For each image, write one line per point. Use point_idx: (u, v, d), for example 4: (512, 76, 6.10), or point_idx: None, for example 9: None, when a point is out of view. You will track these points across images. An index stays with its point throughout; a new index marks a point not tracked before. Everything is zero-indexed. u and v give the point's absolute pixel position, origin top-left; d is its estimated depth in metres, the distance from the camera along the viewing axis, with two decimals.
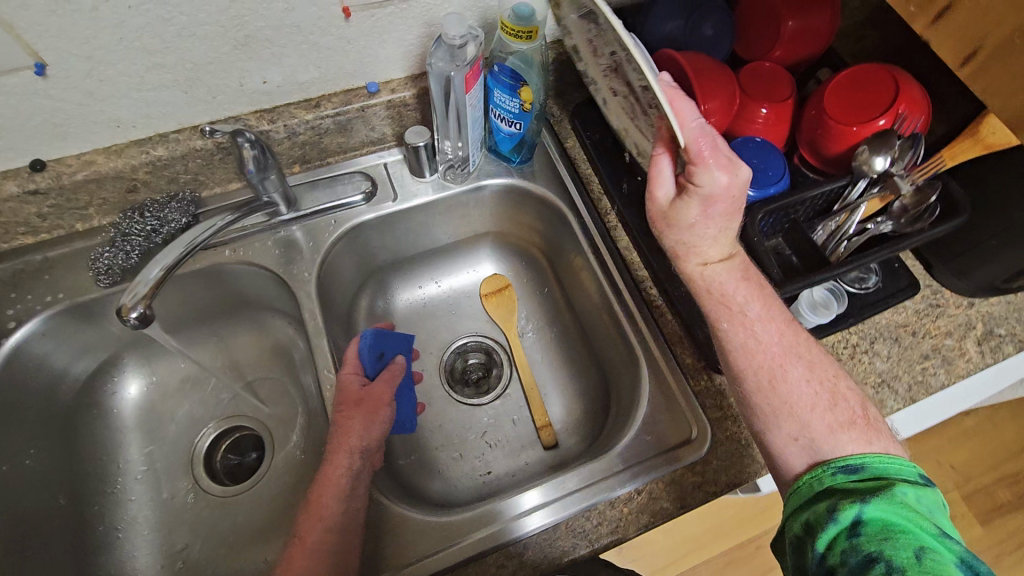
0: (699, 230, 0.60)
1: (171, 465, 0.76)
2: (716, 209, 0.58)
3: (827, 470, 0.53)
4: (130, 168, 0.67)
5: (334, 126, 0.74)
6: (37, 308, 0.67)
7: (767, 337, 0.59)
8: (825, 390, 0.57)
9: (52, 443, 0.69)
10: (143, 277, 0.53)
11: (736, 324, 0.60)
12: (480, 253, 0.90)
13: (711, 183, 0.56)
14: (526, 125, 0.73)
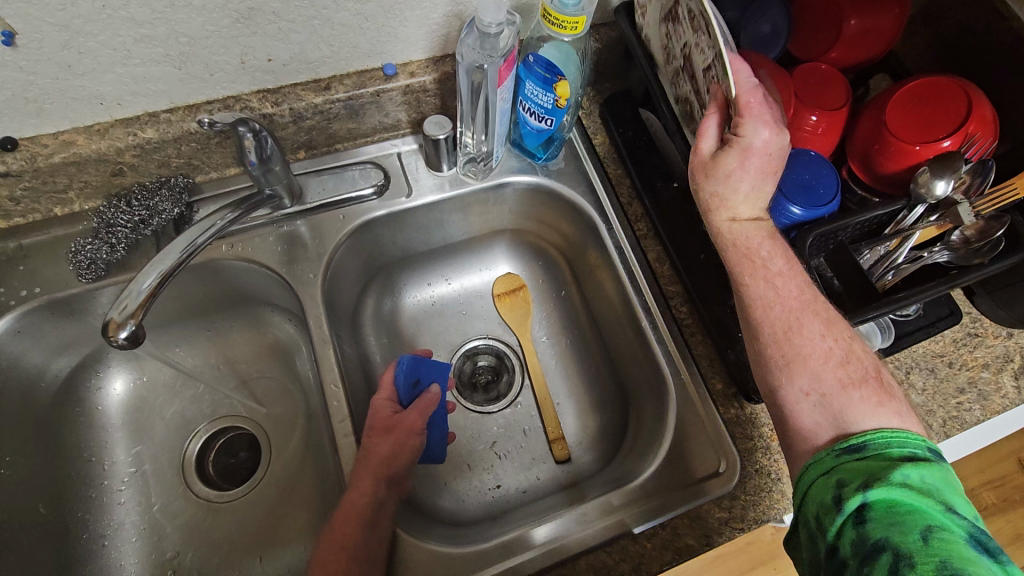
0: (736, 182, 0.55)
1: (161, 467, 0.70)
2: (758, 165, 0.54)
3: (831, 451, 0.48)
4: (115, 150, 0.60)
5: (345, 111, 0.67)
6: (10, 303, 0.61)
7: (786, 288, 0.54)
8: (841, 347, 0.52)
9: (32, 447, 0.64)
10: (134, 289, 0.48)
11: (753, 274, 0.55)
12: (496, 252, 0.84)
13: (759, 136, 0.53)
14: (558, 122, 0.67)
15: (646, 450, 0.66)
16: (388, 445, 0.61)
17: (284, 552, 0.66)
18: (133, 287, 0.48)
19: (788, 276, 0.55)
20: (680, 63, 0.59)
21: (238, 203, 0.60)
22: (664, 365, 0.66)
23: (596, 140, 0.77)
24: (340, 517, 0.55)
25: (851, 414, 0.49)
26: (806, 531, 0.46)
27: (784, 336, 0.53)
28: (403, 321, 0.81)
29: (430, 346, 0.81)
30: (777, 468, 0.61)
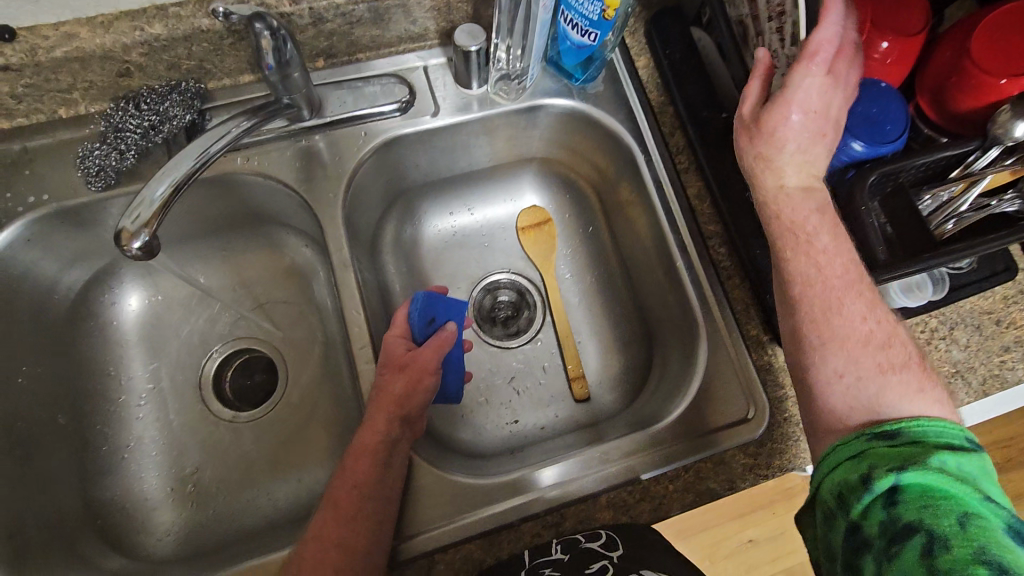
0: (782, 143, 0.51)
1: (178, 384, 0.70)
2: (804, 125, 0.50)
3: (861, 437, 0.44)
4: (121, 47, 0.55)
5: (369, 14, 0.61)
6: (18, 210, 0.58)
7: (833, 262, 0.50)
8: (881, 329, 0.49)
9: (48, 358, 0.63)
10: (147, 197, 0.45)
11: (805, 250, 0.51)
12: (523, 182, 0.80)
13: (807, 94, 0.49)
14: (603, 37, 0.61)
15: (671, 394, 0.64)
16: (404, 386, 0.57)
17: (302, 473, 0.66)
18: (145, 195, 0.45)
19: (834, 250, 0.51)
20: None
21: (253, 110, 0.55)
22: (697, 308, 0.64)
23: (639, 64, 0.72)
24: (361, 446, 0.54)
25: (889, 398, 0.46)
26: (822, 509, 0.43)
27: (827, 315, 0.50)
28: (423, 251, 0.78)
29: (450, 278, 0.78)
30: None
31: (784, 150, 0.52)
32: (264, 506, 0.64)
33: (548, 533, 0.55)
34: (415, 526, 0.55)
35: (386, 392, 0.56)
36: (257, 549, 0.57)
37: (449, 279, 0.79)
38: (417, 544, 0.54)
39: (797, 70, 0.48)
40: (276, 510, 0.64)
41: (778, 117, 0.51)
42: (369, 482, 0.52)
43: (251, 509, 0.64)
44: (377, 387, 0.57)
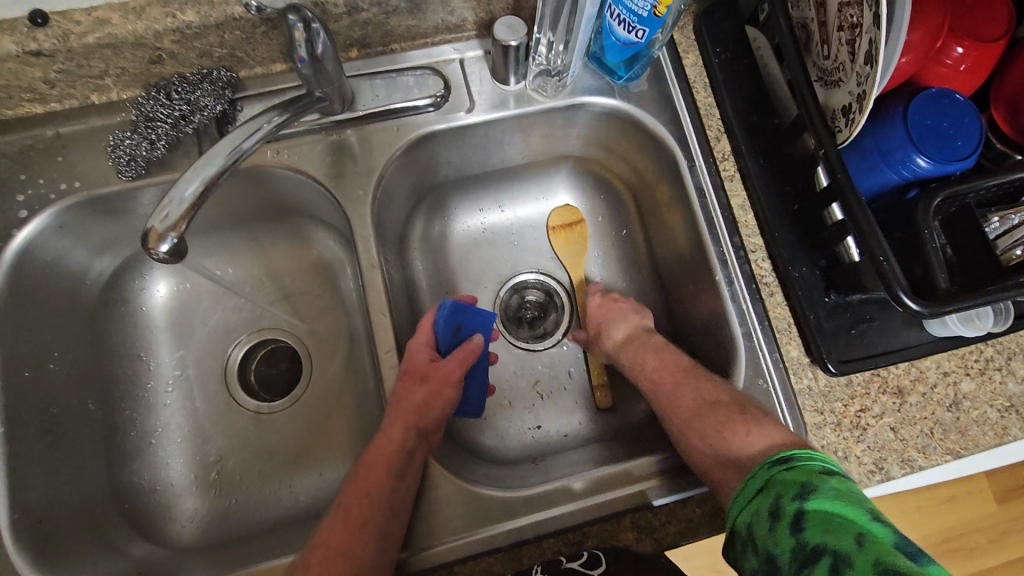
0: (641, 376, 0.62)
1: (204, 372, 0.70)
2: (618, 320, 0.69)
3: (765, 471, 0.43)
4: (153, 34, 0.53)
5: (406, 4, 0.58)
6: (51, 197, 0.57)
7: (683, 400, 0.57)
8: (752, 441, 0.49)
9: (77, 345, 0.62)
10: (176, 195, 0.43)
11: (662, 393, 0.59)
12: (556, 181, 0.77)
13: (636, 348, 0.65)
14: (651, 34, 0.58)
15: None
16: (423, 395, 0.57)
17: (321, 471, 0.66)
18: (174, 195, 0.44)
19: (679, 394, 0.57)
20: None
21: (285, 104, 0.54)
22: (735, 326, 0.61)
23: (686, 61, 0.68)
24: (380, 456, 0.53)
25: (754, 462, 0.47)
26: (740, 546, 0.41)
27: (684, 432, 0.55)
28: (451, 248, 0.76)
29: (478, 276, 0.77)
30: (844, 446, 0.57)
31: (642, 376, 0.62)
32: (284, 500, 0.65)
33: (570, 550, 0.54)
34: (429, 538, 0.54)
35: (403, 400, 0.56)
36: (275, 547, 0.57)
37: (476, 278, 0.77)
38: (429, 555, 0.54)
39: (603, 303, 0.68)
40: (295, 506, 0.64)
41: (631, 342, 0.66)
42: (386, 491, 0.52)
43: (271, 503, 0.64)
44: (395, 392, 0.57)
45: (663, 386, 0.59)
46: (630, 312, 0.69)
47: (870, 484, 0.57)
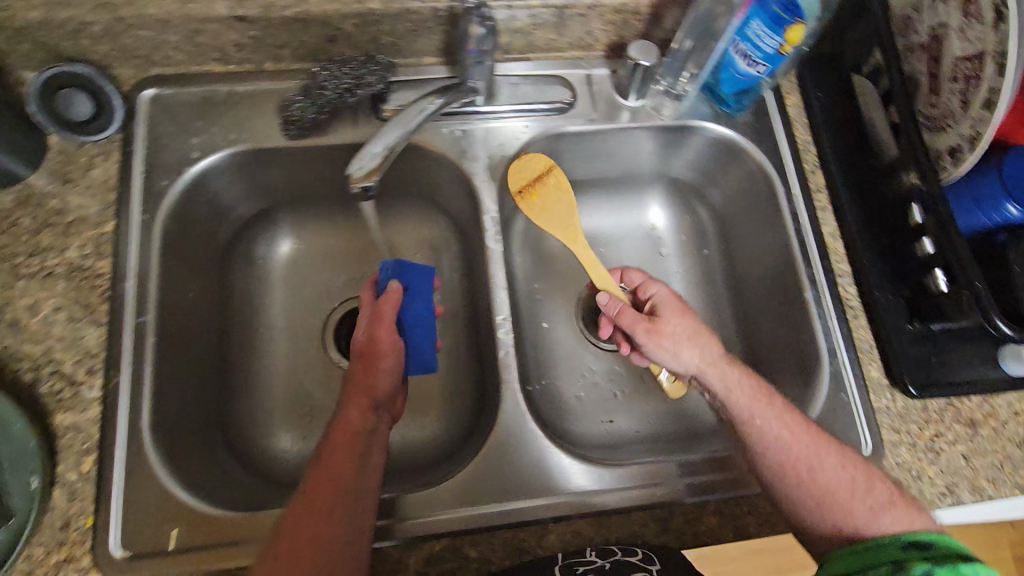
0: (760, 423, 0.55)
1: (303, 326, 0.74)
2: (707, 346, 0.60)
3: (897, 544, 0.46)
4: (339, 16, 0.61)
5: (554, 18, 0.66)
6: (219, 144, 0.64)
7: (833, 472, 0.53)
8: (859, 473, 0.53)
9: (203, 282, 0.67)
10: (371, 147, 0.50)
11: (804, 454, 0.53)
12: (649, 196, 0.83)
13: (753, 395, 0.56)
14: (769, 70, 0.65)
15: None
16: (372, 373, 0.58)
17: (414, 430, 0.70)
18: (369, 148, 0.51)
19: (823, 456, 0.53)
20: (925, 38, 0.60)
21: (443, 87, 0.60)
22: (821, 342, 0.66)
23: (789, 101, 0.74)
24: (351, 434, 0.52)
25: (861, 514, 0.50)
26: None
27: (823, 503, 0.52)
28: (547, 245, 0.82)
29: (566, 274, 0.82)
30: (917, 466, 0.61)
31: (766, 428, 0.55)
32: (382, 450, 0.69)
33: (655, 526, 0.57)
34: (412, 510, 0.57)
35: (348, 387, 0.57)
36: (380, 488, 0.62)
37: (565, 275, 0.82)
38: (488, 517, 0.57)
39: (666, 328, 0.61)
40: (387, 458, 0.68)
41: (728, 373, 0.58)
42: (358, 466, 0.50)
43: None
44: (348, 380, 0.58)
45: (794, 443, 0.54)
46: (714, 338, 0.61)
47: (941, 505, 0.60)
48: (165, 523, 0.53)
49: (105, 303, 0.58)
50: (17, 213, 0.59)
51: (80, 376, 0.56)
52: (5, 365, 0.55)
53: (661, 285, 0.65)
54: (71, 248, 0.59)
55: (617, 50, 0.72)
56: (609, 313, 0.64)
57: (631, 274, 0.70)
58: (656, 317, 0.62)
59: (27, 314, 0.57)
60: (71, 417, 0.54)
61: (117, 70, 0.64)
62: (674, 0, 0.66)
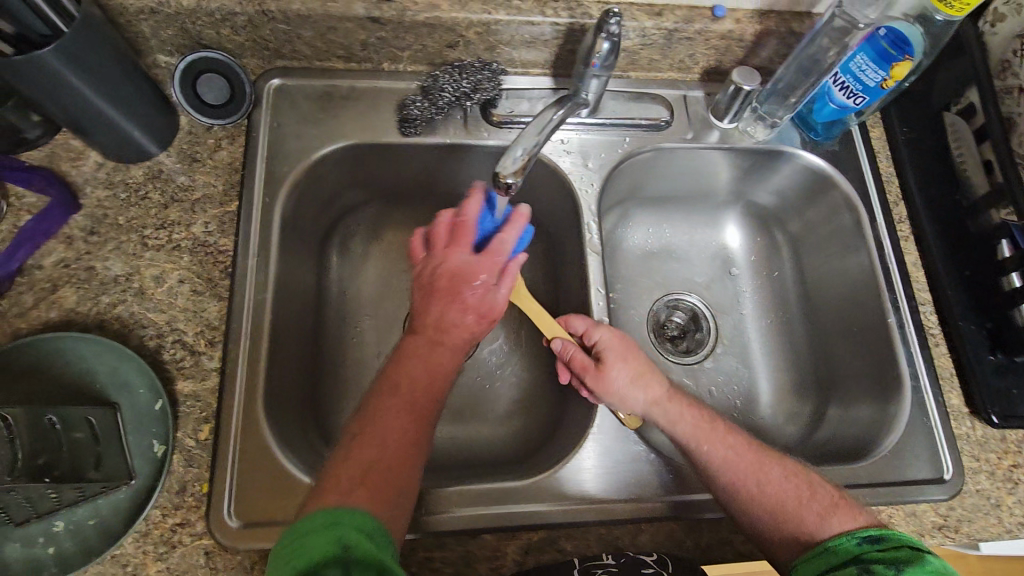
0: (708, 448, 0.57)
1: (388, 316, 0.75)
2: (646, 387, 0.60)
3: (851, 539, 0.50)
4: (466, 23, 0.64)
5: (663, 40, 0.69)
6: (338, 136, 0.67)
7: (777, 483, 0.55)
8: (803, 483, 0.55)
9: (302, 267, 0.68)
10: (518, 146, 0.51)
11: (748, 474, 0.55)
12: (725, 216, 0.85)
13: (694, 425, 0.58)
14: (867, 102, 0.67)
15: (860, 443, 0.68)
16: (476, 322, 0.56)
17: (495, 426, 0.72)
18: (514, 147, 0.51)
19: (766, 472, 0.56)
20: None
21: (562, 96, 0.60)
22: (904, 366, 0.68)
23: (873, 133, 0.77)
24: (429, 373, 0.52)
25: (812, 527, 0.52)
26: None
27: (778, 518, 0.53)
28: (624, 255, 0.84)
29: (640, 285, 0.83)
30: (997, 494, 0.64)
31: (713, 452, 0.57)
32: (465, 443, 0.70)
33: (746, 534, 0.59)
34: (452, 504, 0.57)
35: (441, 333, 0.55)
36: (476, 478, 0.64)
37: (639, 285, 0.83)
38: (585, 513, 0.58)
39: (611, 370, 0.60)
40: (470, 451, 0.70)
41: (675, 410, 0.59)
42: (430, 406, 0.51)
43: (446, 444, 0.70)
44: (435, 321, 0.55)
45: (738, 463, 0.56)
46: (654, 376, 0.61)
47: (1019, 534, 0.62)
48: (278, 496, 0.55)
49: (227, 279, 0.60)
50: (147, 187, 0.62)
51: (200, 346, 0.58)
52: (132, 331, 0.57)
53: (607, 329, 0.63)
54: (197, 225, 0.61)
55: (713, 74, 0.76)
56: (564, 360, 0.63)
57: (575, 321, 0.64)
58: (602, 364, 0.61)
59: (153, 284, 0.59)
60: (191, 385, 0.56)
61: (245, 60, 0.67)
62: (777, 30, 0.69)
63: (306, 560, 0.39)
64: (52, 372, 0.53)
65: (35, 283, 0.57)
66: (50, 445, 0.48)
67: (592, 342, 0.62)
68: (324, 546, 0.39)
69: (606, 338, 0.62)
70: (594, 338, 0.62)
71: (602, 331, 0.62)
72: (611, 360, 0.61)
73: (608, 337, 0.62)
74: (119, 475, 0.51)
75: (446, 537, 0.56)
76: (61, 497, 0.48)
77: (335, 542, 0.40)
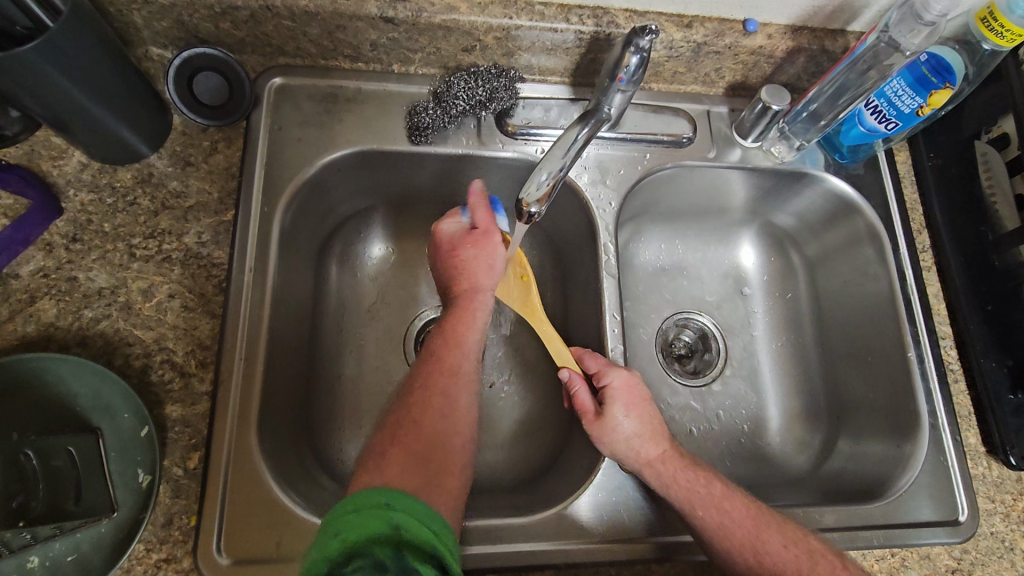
0: (703, 514, 0.54)
1: (389, 331, 0.71)
2: (647, 442, 0.57)
3: None
4: (484, 28, 0.60)
5: (690, 53, 0.66)
6: (342, 141, 0.63)
7: (778, 554, 0.52)
8: (804, 551, 0.52)
9: (300, 279, 0.65)
10: (542, 175, 0.50)
11: (747, 540, 0.53)
12: (739, 233, 0.81)
13: (694, 487, 0.55)
14: (899, 129, 0.64)
15: (873, 480, 0.66)
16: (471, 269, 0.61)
17: (497, 452, 0.69)
18: (538, 175, 0.50)
19: (766, 541, 0.53)
20: None
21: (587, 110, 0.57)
22: (922, 402, 0.66)
23: (899, 157, 0.74)
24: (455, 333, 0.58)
25: None
26: None
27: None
28: (634, 271, 0.79)
29: (649, 303, 0.79)
30: (1011, 537, 0.62)
31: (708, 519, 0.54)
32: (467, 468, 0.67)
33: None
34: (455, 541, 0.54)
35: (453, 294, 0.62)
36: (478, 508, 0.61)
37: (648, 303, 0.79)
38: (592, 552, 0.56)
39: (617, 415, 0.58)
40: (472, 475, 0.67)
41: (672, 472, 0.56)
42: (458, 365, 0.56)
43: None
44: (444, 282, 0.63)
45: (738, 533, 0.53)
46: (658, 431, 0.58)
47: None
48: (271, 531, 0.52)
49: (220, 295, 0.56)
50: (136, 192, 0.58)
51: (191, 368, 0.54)
52: (117, 349, 0.53)
53: (619, 373, 0.60)
54: (189, 234, 0.57)
55: (738, 89, 0.73)
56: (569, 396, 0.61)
57: (588, 358, 0.62)
58: (605, 410, 0.58)
59: (141, 298, 0.55)
60: (180, 409, 0.53)
61: (245, 56, 0.62)
62: (810, 48, 0.66)
63: (356, 534, 0.38)
64: (33, 395, 0.49)
65: (11, 295, 0.53)
66: (27, 482, 0.46)
67: (602, 384, 0.60)
68: (375, 524, 0.39)
69: (618, 381, 0.59)
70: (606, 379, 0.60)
71: (616, 374, 0.60)
72: (618, 405, 0.58)
73: (619, 382, 0.59)
74: (100, 508, 0.47)
75: None
76: (35, 534, 0.44)
77: (386, 519, 0.39)
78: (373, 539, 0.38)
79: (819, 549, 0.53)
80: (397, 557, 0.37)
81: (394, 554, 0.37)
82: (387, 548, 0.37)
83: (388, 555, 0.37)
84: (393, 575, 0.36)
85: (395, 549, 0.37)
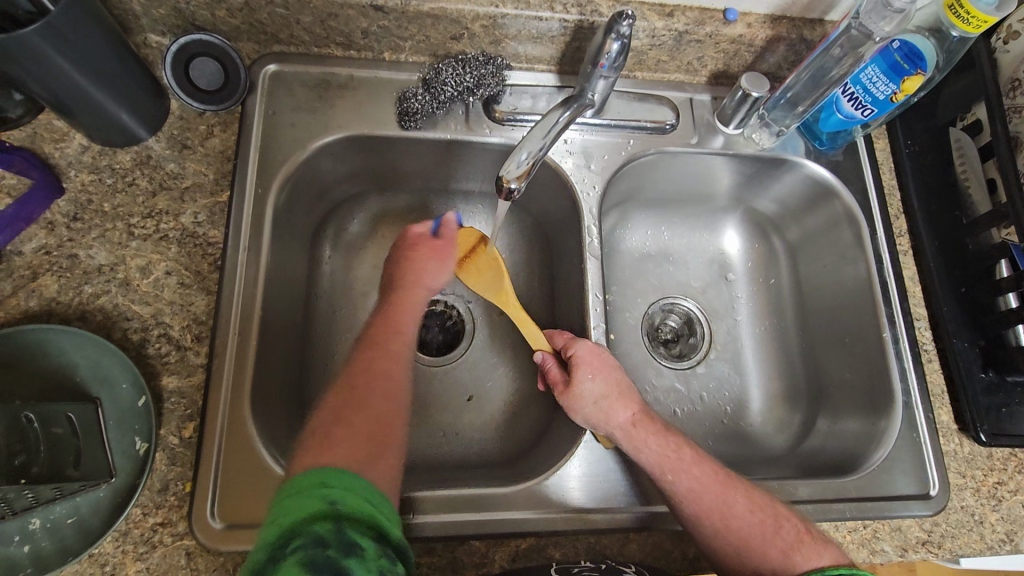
0: (673, 479, 0.56)
1: None
2: (615, 405, 0.59)
3: None
4: (471, 16, 0.62)
5: (672, 42, 0.68)
6: (333, 126, 0.65)
7: (743, 518, 0.54)
8: (768, 515, 0.55)
9: (294, 260, 0.67)
10: (523, 153, 0.52)
11: (715, 504, 0.55)
12: (724, 221, 0.83)
13: (661, 450, 0.57)
14: (875, 114, 0.66)
15: (849, 457, 0.68)
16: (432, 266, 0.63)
17: (484, 430, 0.71)
18: (519, 153, 0.52)
19: (731, 504, 0.55)
20: None
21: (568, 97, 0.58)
22: (896, 382, 0.68)
23: (877, 145, 0.76)
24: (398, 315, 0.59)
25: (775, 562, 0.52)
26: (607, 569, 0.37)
27: (742, 551, 0.53)
28: (620, 256, 0.81)
29: (636, 287, 0.81)
30: (980, 511, 0.64)
31: (678, 483, 0.56)
32: (455, 444, 0.69)
33: None
34: (443, 508, 0.56)
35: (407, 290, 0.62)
36: (464, 481, 0.63)
37: (634, 288, 0.81)
38: (572, 520, 0.58)
39: (581, 382, 0.60)
40: (459, 451, 0.69)
41: (640, 435, 0.58)
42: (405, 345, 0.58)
43: (435, 443, 0.69)
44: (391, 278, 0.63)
45: (706, 496, 0.55)
46: (624, 395, 0.60)
47: (1000, 550, 0.63)
48: (264, 497, 0.54)
49: (216, 272, 0.58)
50: (135, 173, 0.60)
51: (187, 342, 0.56)
52: (115, 323, 0.55)
53: (583, 343, 0.63)
54: (186, 214, 0.59)
55: (720, 78, 0.75)
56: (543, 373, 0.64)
57: (556, 336, 0.66)
58: (572, 378, 0.61)
59: (139, 275, 0.57)
60: (176, 380, 0.55)
61: (240, 43, 0.65)
62: (788, 36, 0.68)
63: (292, 518, 0.39)
64: (34, 367, 0.51)
65: (14, 271, 0.55)
66: (28, 445, 0.47)
67: (569, 354, 0.62)
68: (313, 504, 0.39)
69: (580, 350, 0.62)
70: (570, 350, 0.63)
71: (580, 342, 0.62)
72: (582, 373, 0.60)
73: (584, 350, 0.62)
74: (98, 473, 0.49)
75: (427, 543, 0.55)
76: (37, 495, 0.46)
77: (323, 498, 0.40)
78: (313, 518, 0.39)
79: (782, 513, 0.55)
80: (337, 533, 0.38)
81: (334, 529, 0.38)
82: (326, 526, 0.38)
83: (328, 530, 0.38)
84: (334, 549, 0.37)
85: (335, 523, 0.39)
